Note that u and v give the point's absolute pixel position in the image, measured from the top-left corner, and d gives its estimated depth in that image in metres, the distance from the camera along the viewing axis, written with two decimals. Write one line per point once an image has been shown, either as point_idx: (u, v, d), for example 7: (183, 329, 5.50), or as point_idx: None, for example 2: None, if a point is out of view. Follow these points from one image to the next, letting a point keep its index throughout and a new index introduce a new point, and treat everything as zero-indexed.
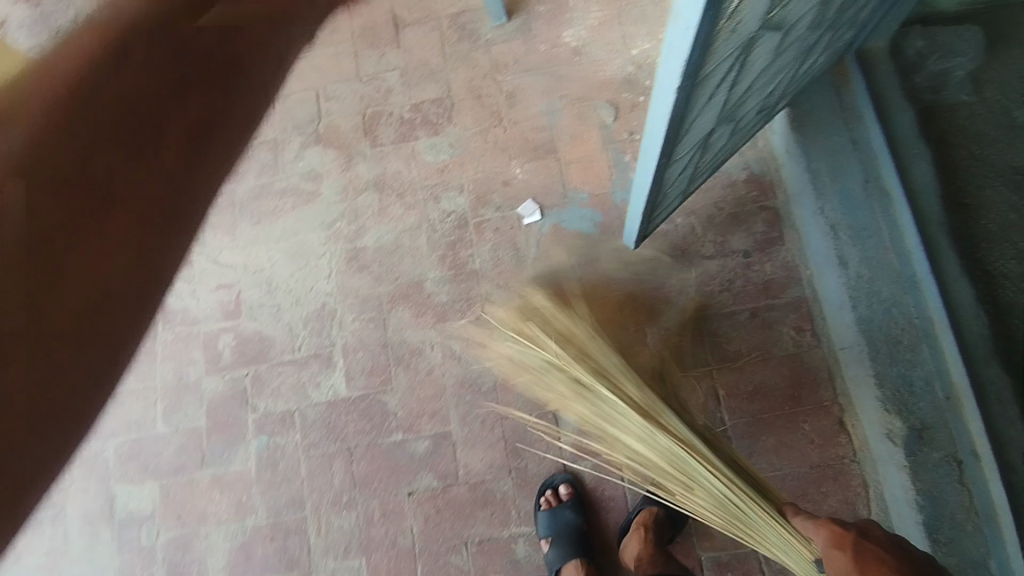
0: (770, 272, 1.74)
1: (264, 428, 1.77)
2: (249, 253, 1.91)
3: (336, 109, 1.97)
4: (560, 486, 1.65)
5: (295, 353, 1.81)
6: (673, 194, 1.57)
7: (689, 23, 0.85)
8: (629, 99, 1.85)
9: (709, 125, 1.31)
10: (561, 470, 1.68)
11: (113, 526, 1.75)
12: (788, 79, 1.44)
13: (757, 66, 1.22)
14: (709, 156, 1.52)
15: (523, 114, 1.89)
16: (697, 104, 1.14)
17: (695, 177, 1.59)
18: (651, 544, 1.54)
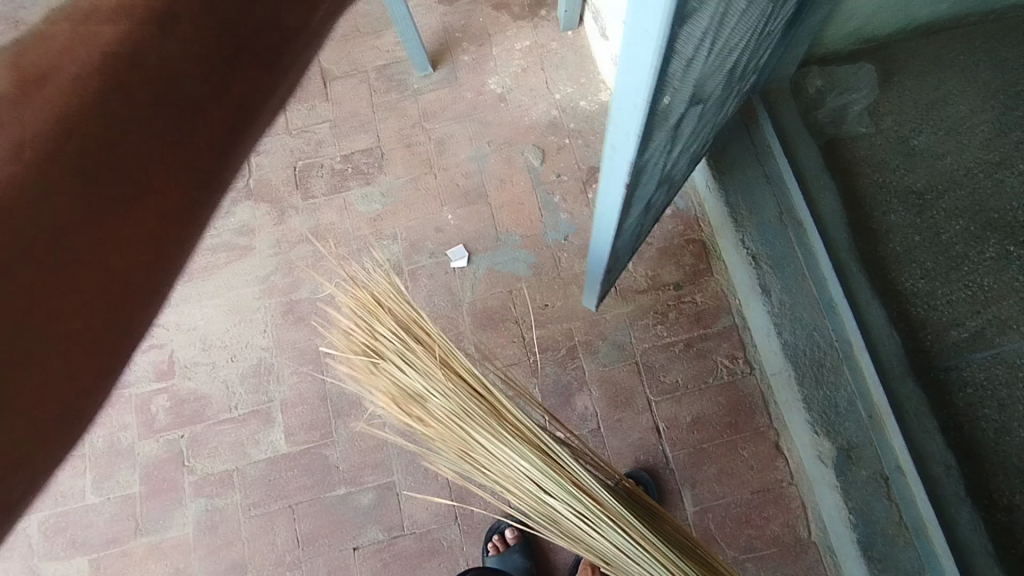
0: (700, 303, 1.75)
1: (202, 491, 1.72)
2: (182, 311, 1.87)
3: (267, 163, 1.98)
4: (507, 530, 1.63)
5: (232, 411, 1.77)
6: (626, 253, 1.59)
7: (635, 99, 0.83)
8: (554, 142, 1.92)
9: (652, 189, 1.34)
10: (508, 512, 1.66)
11: None
12: (710, 129, 1.50)
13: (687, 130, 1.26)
14: (652, 212, 1.55)
15: (452, 161, 1.93)
16: (644, 179, 1.17)
17: (642, 232, 1.62)
18: None
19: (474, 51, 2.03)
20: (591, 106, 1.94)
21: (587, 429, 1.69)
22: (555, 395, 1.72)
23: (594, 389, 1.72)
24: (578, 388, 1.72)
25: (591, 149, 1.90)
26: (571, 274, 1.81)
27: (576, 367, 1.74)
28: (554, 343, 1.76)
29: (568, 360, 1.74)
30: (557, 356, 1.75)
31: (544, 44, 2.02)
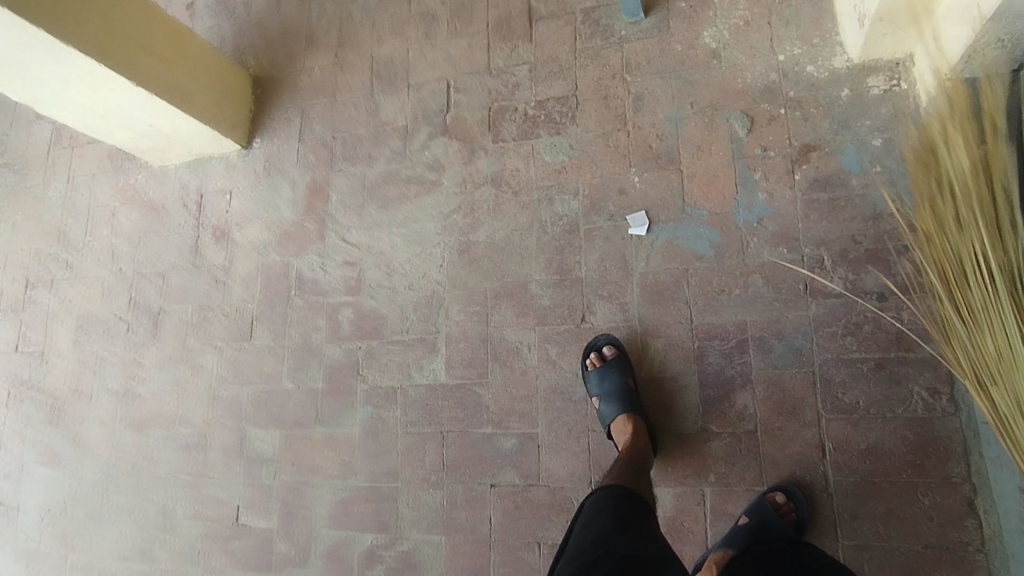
0: (907, 321, 1.54)
1: (371, 399, 1.92)
2: (374, 235, 2.03)
3: (465, 102, 2.02)
4: (605, 348, 1.71)
5: (404, 334, 1.93)
6: None
7: None
8: (767, 111, 1.72)
9: None
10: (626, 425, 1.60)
11: (244, 460, 2.01)
12: None
13: None
14: None
15: (648, 120, 1.82)
16: None
17: None
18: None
19: None
20: (819, 73, 1.69)
21: (743, 430, 1.60)
22: (714, 387, 1.64)
23: (757, 390, 1.60)
24: (741, 385, 1.62)
25: (809, 123, 1.68)
26: (757, 263, 1.66)
27: (742, 363, 1.63)
28: (723, 333, 1.66)
29: (735, 353, 1.64)
30: (724, 346, 1.65)
31: None
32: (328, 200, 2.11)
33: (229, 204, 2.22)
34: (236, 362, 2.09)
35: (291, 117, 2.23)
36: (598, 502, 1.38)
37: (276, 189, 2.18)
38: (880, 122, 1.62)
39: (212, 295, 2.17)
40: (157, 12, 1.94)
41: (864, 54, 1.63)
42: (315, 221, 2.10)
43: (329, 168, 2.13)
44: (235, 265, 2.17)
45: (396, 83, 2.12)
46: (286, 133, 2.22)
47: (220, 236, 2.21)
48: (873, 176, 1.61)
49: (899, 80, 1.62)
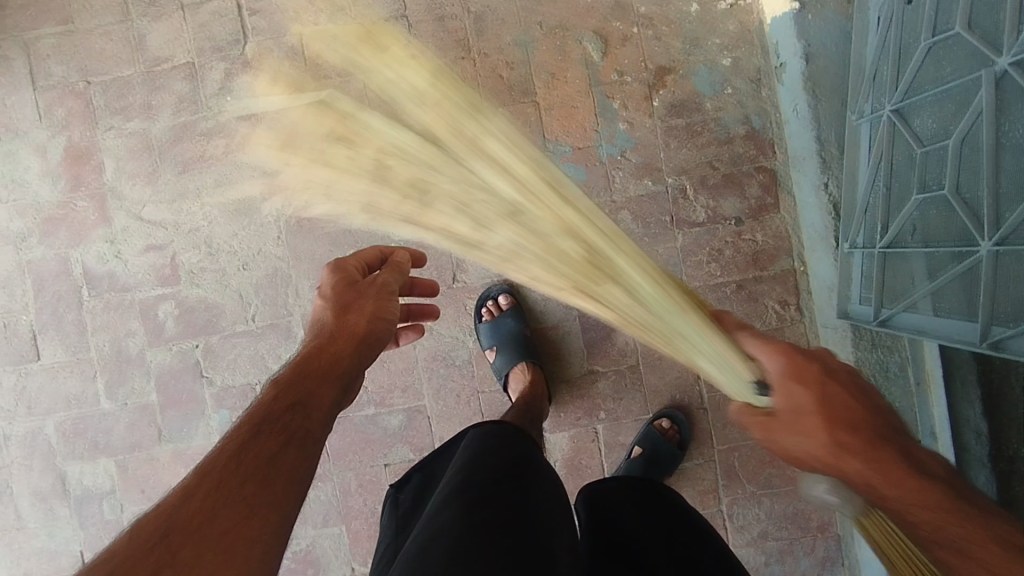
0: (760, 242, 1.61)
1: (222, 403, 1.66)
2: (179, 208, 1.65)
3: (266, 27, 1.64)
4: (500, 297, 1.62)
5: (248, 323, 1.65)
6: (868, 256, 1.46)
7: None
8: (618, 31, 1.60)
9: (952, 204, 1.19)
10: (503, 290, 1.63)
11: (71, 502, 1.67)
12: (919, 90, 1.27)
13: (1000, 147, 1.07)
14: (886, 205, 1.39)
15: (494, 44, 1.61)
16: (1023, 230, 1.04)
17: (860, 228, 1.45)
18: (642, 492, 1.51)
19: None
20: None
21: (626, 364, 1.64)
22: (595, 329, 1.64)
23: None
24: None
25: (661, 43, 1.59)
26: (623, 197, 1.62)
27: None
28: None
29: None
30: None
31: None
32: (100, 167, 1.65)
33: None
34: (24, 391, 1.67)
35: (9, 54, 1.64)
36: (480, 438, 1.24)
37: (16, 158, 1.64)
38: (727, 39, 1.58)
39: None
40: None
41: None
42: (89, 198, 1.65)
43: (92, 125, 1.64)
44: None
45: (162, 3, 1.63)
46: (9, 78, 1.64)
47: None
48: (724, 99, 1.59)
49: None
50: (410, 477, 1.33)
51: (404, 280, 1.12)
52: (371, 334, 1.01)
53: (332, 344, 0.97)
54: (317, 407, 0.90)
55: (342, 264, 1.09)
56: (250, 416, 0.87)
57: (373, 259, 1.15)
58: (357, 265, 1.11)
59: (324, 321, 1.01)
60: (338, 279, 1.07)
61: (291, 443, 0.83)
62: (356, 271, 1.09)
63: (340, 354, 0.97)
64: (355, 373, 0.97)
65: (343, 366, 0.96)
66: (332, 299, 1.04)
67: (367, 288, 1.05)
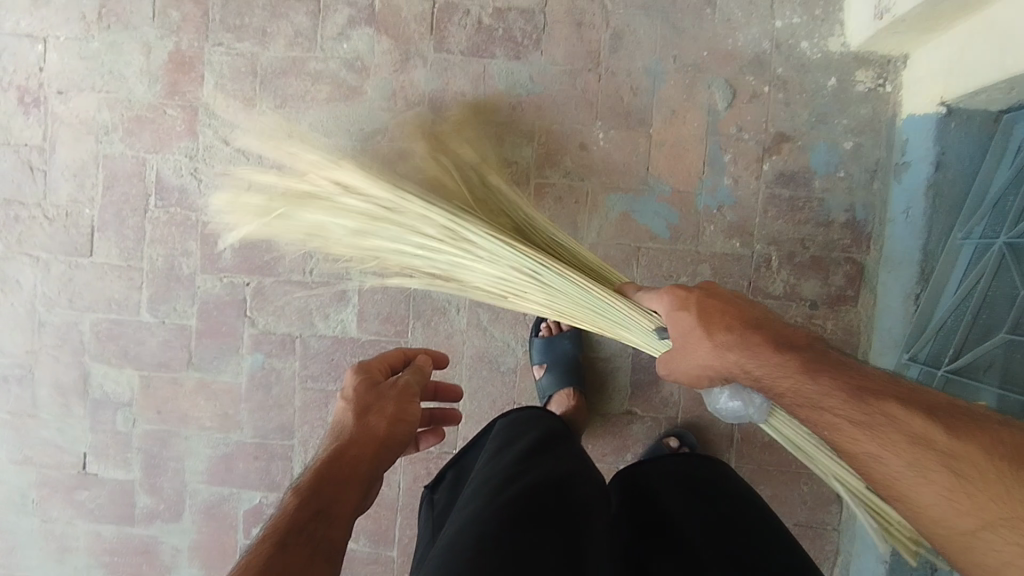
0: (830, 330, 1.59)
1: (260, 346, 1.64)
2: (266, 143, 1.61)
3: None
4: None
5: (306, 276, 1.62)
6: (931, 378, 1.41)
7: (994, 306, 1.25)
8: (750, 86, 1.57)
9: None
10: None
11: (87, 404, 1.67)
12: None
13: None
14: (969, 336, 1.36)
15: (623, 65, 1.57)
16: None
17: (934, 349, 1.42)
18: None
19: None
20: (812, 52, 1.56)
21: (665, 414, 1.63)
22: (645, 372, 1.62)
23: None
24: None
25: (789, 110, 1.57)
26: (709, 252, 1.59)
27: None
28: None
29: None
30: None
31: None
32: (200, 82, 1.62)
33: (41, 57, 1.64)
34: (70, 282, 1.66)
35: None
36: (513, 426, 1.20)
37: (120, 51, 1.62)
38: (855, 122, 1.56)
39: (24, 187, 1.66)
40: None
41: (863, 45, 1.51)
42: (180, 109, 1.62)
43: (202, 37, 1.61)
44: (58, 150, 1.65)
45: None
46: None
47: (30, 102, 1.65)
48: (835, 181, 1.57)
49: (885, 80, 1.55)
50: (441, 474, 1.24)
51: (425, 384, 1.11)
52: (392, 438, 0.99)
53: (354, 447, 0.95)
54: (342, 513, 0.86)
55: (367, 368, 1.09)
56: (276, 525, 0.83)
57: (396, 361, 1.15)
58: (380, 368, 1.12)
59: (345, 425, 0.99)
60: (362, 383, 1.06)
61: (318, 555, 0.79)
62: (379, 374, 1.10)
63: (362, 458, 0.94)
64: (376, 477, 0.95)
65: (362, 472, 0.93)
66: (354, 402, 1.02)
67: (388, 391, 1.04)
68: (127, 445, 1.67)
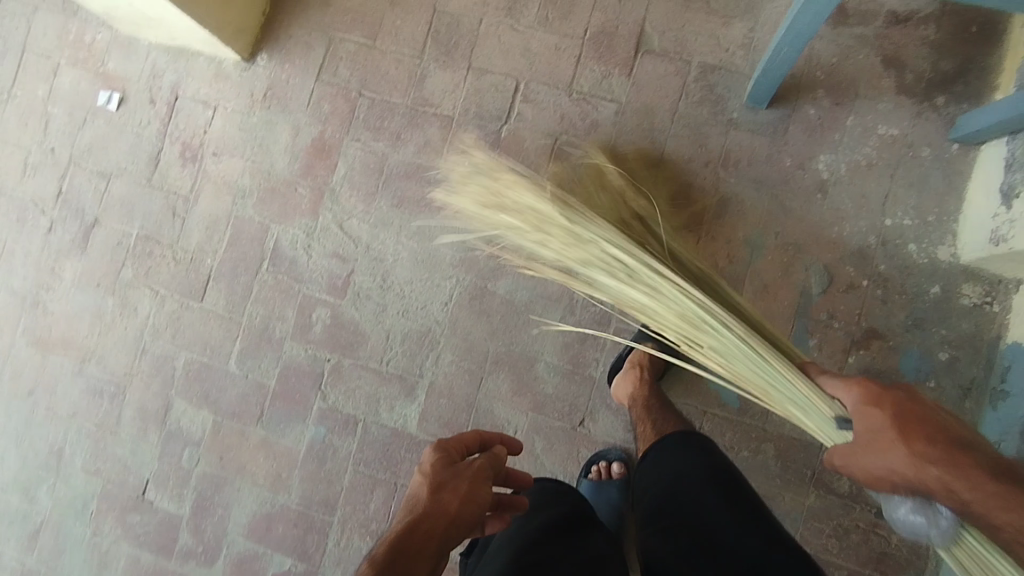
0: (893, 544, 1.50)
1: (325, 420, 1.73)
2: (377, 236, 1.74)
3: (530, 117, 1.70)
4: (614, 462, 1.58)
5: (381, 365, 1.71)
6: None
7: None
8: (848, 277, 1.56)
9: None
10: (620, 446, 1.60)
11: (162, 433, 1.80)
12: None
13: None
14: None
15: (724, 233, 1.61)
16: None
17: None
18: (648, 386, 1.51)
19: (826, 108, 1.59)
20: (919, 256, 1.54)
21: None
22: None
23: None
24: None
25: (886, 308, 1.54)
26: (775, 431, 1.57)
27: None
28: None
29: None
30: None
31: (910, 144, 1.56)
32: (333, 169, 1.77)
33: (209, 122, 1.85)
34: (177, 320, 1.82)
35: (313, 42, 1.81)
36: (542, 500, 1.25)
37: (273, 128, 1.81)
38: (955, 335, 1.51)
39: (164, 228, 1.85)
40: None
41: (976, 262, 1.48)
42: (311, 189, 1.78)
43: (345, 131, 1.78)
44: (199, 203, 1.84)
45: (454, 56, 1.74)
46: (303, 60, 1.81)
47: (189, 158, 1.85)
48: (925, 391, 1.51)
49: (993, 299, 1.50)
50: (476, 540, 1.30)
51: (498, 468, 1.07)
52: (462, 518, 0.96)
53: (424, 523, 0.93)
54: None
55: (444, 445, 1.07)
56: None
57: (474, 441, 1.13)
58: (457, 445, 1.09)
59: (418, 498, 0.98)
60: (439, 459, 1.04)
61: None
62: (455, 452, 1.08)
63: (432, 536, 0.92)
64: (443, 558, 0.92)
65: (430, 551, 0.91)
66: (429, 476, 1.00)
67: (462, 470, 1.00)
68: (186, 481, 1.78)
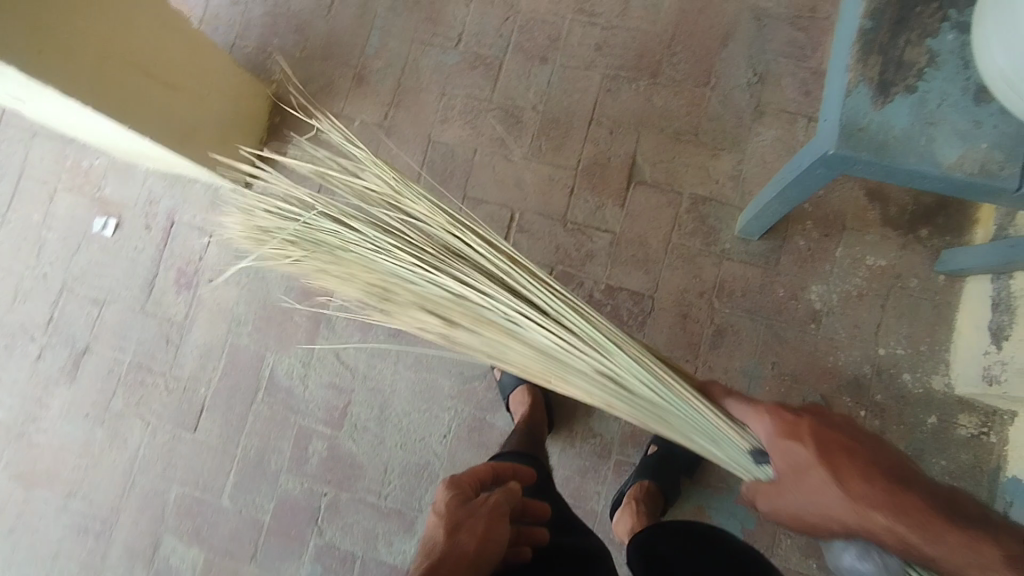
0: None
1: (322, 556, 1.68)
2: (375, 365, 1.74)
3: (525, 246, 1.73)
4: None
5: (380, 499, 1.68)
6: None
7: None
8: (846, 407, 1.56)
9: None
10: None
11: (151, 570, 1.75)
12: None
13: None
14: None
15: (722, 362, 1.62)
16: None
17: None
18: (647, 518, 1.45)
19: (816, 239, 1.64)
20: (914, 385, 1.55)
21: None
22: None
23: None
24: None
25: (885, 439, 1.53)
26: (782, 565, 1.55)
27: None
28: None
29: None
30: None
31: (898, 274, 1.59)
32: (329, 297, 1.79)
33: (204, 248, 1.88)
34: (169, 450, 1.79)
35: (309, 170, 1.87)
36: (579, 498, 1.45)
37: None
38: (955, 466, 1.50)
39: (157, 354, 1.85)
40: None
41: (969, 393, 1.49)
42: (308, 317, 1.79)
43: None
44: (194, 330, 1.85)
45: (450, 186, 1.79)
46: (299, 189, 1.87)
47: (183, 283, 1.88)
48: None
49: (989, 429, 1.50)
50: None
51: (513, 504, 1.11)
52: (482, 556, 0.93)
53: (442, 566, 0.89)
54: None
55: (458, 484, 1.09)
56: None
57: (485, 475, 1.17)
58: (471, 482, 1.12)
59: (434, 541, 0.96)
60: (452, 499, 1.04)
61: None
62: (470, 488, 1.10)
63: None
64: None
65: None
66: (444, 517, 1.00)
67: (480, 506, 1.02)
68: None
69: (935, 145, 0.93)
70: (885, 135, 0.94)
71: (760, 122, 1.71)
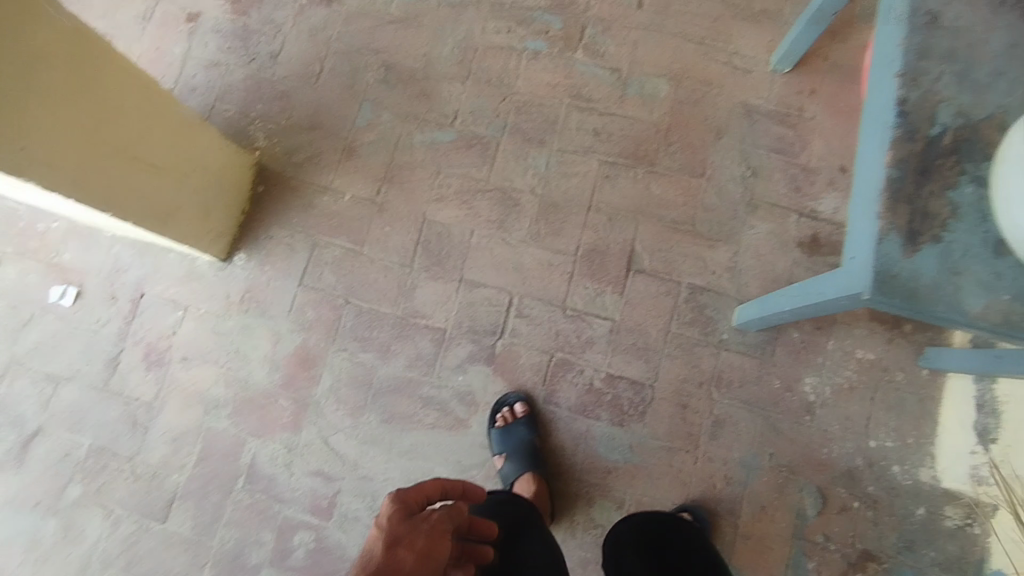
0: None
1: None
2: (365, 453, 1.67)
3: (524, 332, 1.71)
4: None
5: None
6: None
7: None
8: (839, 499, 1.61)
9: None
10: None
11: None
12: None
13: None
14: None
15: (720, 452, 1.64)
16: None
17: None
18: None
19: (809, 331, 1.69)
20: (903, 477, 1.61)
21: None
22: None
23: None
24: None
25: (877, 529, 1.58)
26: None
27: None
28: None
29: None
30: None
31: (885, 367, 1.66)
32: (317, 380, 1.71)
33: (177, 323, 1.77)
34: (134, 546, 1.66)
35: (296, 244, 1.80)
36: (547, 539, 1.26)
37: (250, 334, 1.75)
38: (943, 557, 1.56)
39: (121, 439, 1.72)
40: (139, 73, 1.36)
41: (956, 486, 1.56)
42: (292, 401, 1.70)
43: (331, 339, 1.73)
44: (163, 412, 1.72)
45: (446, 267, 1.76)
46: (285, 264, 1.79)
47: (153, 361, 1.76)
48: None
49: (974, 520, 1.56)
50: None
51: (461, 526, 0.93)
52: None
53: None
54: None
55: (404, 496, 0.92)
56: None
57: (433, 492, 0.98)
58: (417, 497, 0.94)
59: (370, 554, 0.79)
60: (397, 511, 0.88)
61: None
62: (416, 504, 0.92)
63: None
64: None
65: None
66: (384, 530, 0.83)
67: (424, 521, 0.85)
68: None
69: (962, 294, 0.97)
70: (917, 283, 0.98)
71: (754, 216, 1.76)
